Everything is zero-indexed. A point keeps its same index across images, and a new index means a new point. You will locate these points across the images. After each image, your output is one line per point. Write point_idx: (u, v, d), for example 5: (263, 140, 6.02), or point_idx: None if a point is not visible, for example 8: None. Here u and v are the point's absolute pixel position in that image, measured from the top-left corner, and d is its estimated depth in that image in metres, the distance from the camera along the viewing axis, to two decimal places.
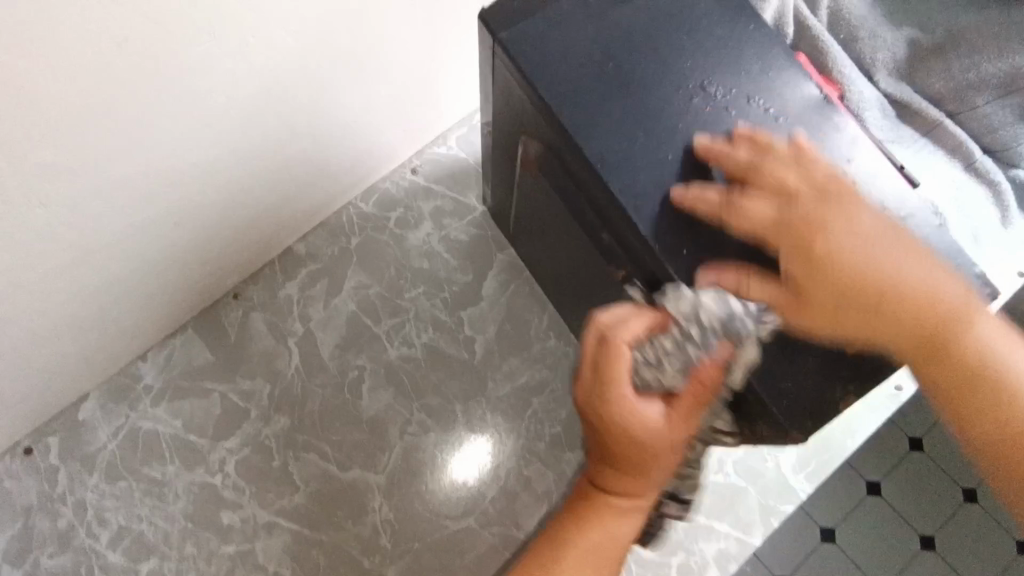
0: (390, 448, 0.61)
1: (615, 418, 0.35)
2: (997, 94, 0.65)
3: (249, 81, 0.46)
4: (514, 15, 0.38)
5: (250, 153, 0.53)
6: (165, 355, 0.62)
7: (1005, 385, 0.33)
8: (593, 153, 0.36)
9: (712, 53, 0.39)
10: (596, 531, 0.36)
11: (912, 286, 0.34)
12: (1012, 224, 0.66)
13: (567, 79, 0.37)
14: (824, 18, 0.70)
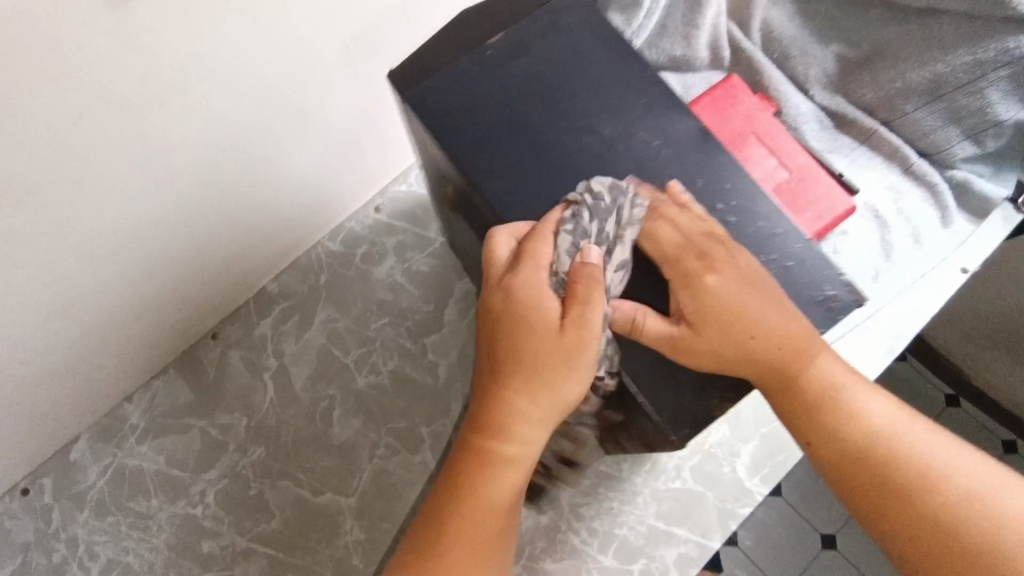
0: (361, 471, 0.64)
1: (513, 319, 0.37)
2: (924, 101, 0.67)
3: (202, 144, 0.51)
4: (420, 77, 0.43)
5: (211, 208, 0.57)
6: (149, 395, 0.67)
7: (854, 423, 0.37)
8: (491, 195, 0.41)
9: (603, 91, 0.42)
10: (476, 478, 0.37)
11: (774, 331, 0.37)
12: (952, 222, 0.69)
13: (467, 130, 0.42)
14: (758, 40, 0.74)
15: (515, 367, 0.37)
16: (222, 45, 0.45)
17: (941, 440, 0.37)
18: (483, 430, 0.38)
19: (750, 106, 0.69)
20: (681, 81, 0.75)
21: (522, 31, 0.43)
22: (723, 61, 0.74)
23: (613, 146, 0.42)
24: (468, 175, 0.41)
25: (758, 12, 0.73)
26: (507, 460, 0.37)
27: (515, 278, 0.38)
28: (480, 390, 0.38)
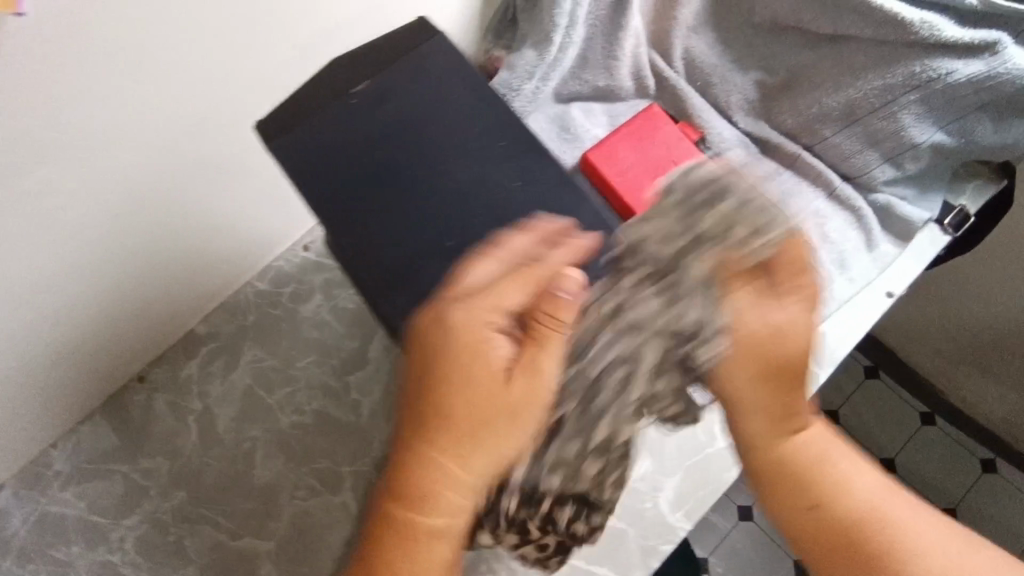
0: (280, 514, 0.64)
1: (461, 377, 0.38)
2: (841, 124, 0.67)
3: (85, 198, 0.51)
4: (284, 126, 0.43)
5: (110, 259, 0.57)
6: (74, 440, 0.67)
7: (832, 478, 0.44)
8: (350, 247, 0.41)
9: (465, 136, 0.42)
10: (409, 544, 0.39)
11: (783, 365, 0.45)
12: (876, 247, 0.69)
13: (329, 178, 0.42)
14: (681, 68, 0.74)
15: (456, 429, 0.39)
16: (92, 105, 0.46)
17: (910, 511, 0.43)
18: (413, 500, 0.39)
19: (669, 134, 0.69)
20: (608, 110, 0.75)
21: (387, 80, 0.43)
22: (649, 89, 0.74)
23: (466, 195, 0.42)
24: (334, 227, 0.42)
25: (679, 41, 0.73)
26: (439, 528, 0.39)
27: (466, 322, 0.38)
28: (410, 450, 0.40)
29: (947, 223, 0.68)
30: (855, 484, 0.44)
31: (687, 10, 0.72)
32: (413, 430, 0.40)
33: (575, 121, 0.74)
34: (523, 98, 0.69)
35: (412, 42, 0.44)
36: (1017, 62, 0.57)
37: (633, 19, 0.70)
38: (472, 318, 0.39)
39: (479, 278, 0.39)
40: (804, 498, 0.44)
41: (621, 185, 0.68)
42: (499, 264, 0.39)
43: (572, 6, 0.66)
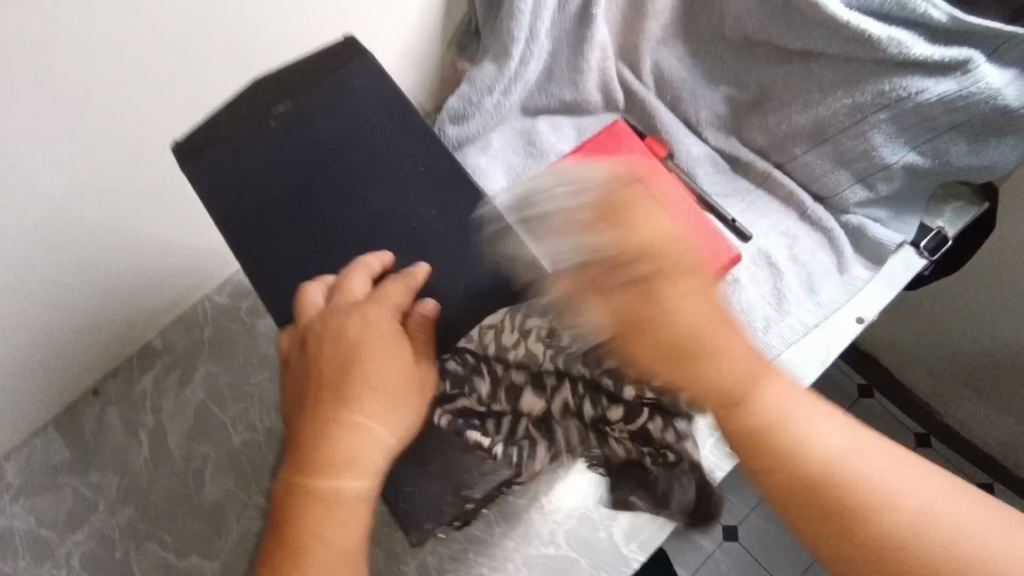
0: (228, 533, 0.64)
1: (363, 351, 0.38)
2: (811, 144, 0.66)
3: (22, 230, 0.50)
4: (202, 147, 0.43)
5: (55, 285, 0.56)
6: (25, 454, 0.66)
7: (811, 453, 0.35)
8: (265, 268, 0.43)
9: (380, 162, 0.45)
10: (330, 515, 0.35)
11: (723, 346, 0.37)
12: (848, 270, 0.66)
13: (247, 201, 0.43)
14: (650, 82, 0.72)
15: (365, 389, 0.37)
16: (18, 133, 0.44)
17: (917, 472, 0.34)
18: (333, 464, 0.36)
19: (634, 151, 0.67)
20: (576, 124, 0.73)
21: (309, 101, 0.45)
22: (617, 104, 0.73)
23: (387, 217, 0.44)
24: (247, 250, 0.43)
25: (647, 55, 0.70)
26: (360, 491, 0.36)
27: (366, 315, 0.40)
28: (313, 419, 0.37)
29: (923, 247, 0.65)
30: (837, 456, 0.34)
31: (654, 24, 0.68)
32: (314, 400, 0.38)
33: (542, 135, 0.72)
34: (483, 112, 0.69)
35: (334, 62, 0.45)
36: (990, 81, 0.54)
37: (598, 31, 0.67)
38: (367, 312, 0.40)
39: (362, 289, 0.41)
40: (793, 484, 0.35)
41: None
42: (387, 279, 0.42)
43: (532, 21, 0.63)
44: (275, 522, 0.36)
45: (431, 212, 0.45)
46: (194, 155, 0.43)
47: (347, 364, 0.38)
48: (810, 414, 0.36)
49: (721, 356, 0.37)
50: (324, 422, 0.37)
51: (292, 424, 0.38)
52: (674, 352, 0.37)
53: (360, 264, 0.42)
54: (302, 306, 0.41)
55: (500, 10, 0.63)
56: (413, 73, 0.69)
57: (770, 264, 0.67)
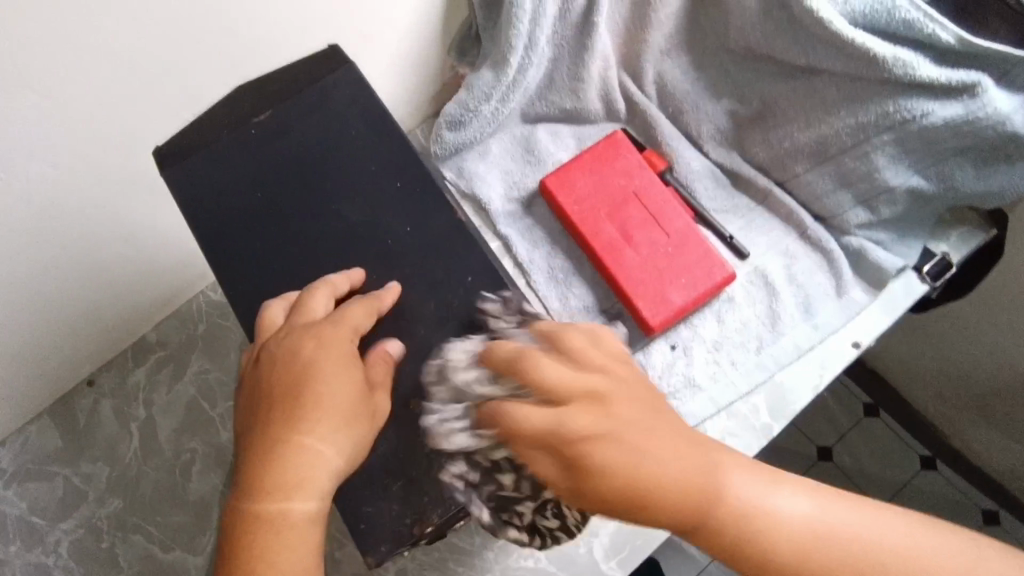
0: (212, 530, 0.64)
1: (316, 373, 0.38)
2: (814, 162, 0.64)
3: (17, 232, 0.51)
4: (182, 154, 0.44)
5: (50, 282, 0.57)
6: (20, 441, 0.68)
7: (777, 534, 0.36)
8: (237, 274, 0.43)
9: (354, 174, 0.45)
10: (278, 537, 0.35)
11: (678, 478, 0.36)
12: (847, 293, 0.65)
13: (222, 209, 0.44)
14: (652, 93, 0.71)
15: (316, 411, 0.37)
16: (8, 138, 0.45)
17: (872, 514, 0.37)
18: (281, 484, 0.36)
19: (630, 163, 0.66)
20: (576, 133, 0.73)
21: (289, 111, 0.45)
22: (619, 114, 0.72)
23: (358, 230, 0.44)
24: (219, 256, 0.43)
25: (650, 65, 0.69)
26: (310, 510, 0.36)
27: (323, 337, 0.39)
28: (266, 440, 0.37)
29: (925, 272, 0.64)
30: (800, 539, 0.36)
31: (658, 34, 0.66)
32: (267, 419, 0.38)
33: (540, 143, 0.71)
34: (481, 119, 0.68)
35: (321, 70, 0.46)
36: (998, 105, 0.52)
37: (600, 39, 0.65)
38: (323, 334, 0.40)
39: (322, 306, 0.41)
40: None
41: (576, 216, 0.65)
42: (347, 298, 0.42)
43: (531, 28, 0.62)
44: (223, 541, 0.36)
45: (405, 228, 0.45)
46: (178, 160, 0.44)
47: (296, 385, 0.38)
48: (775, 505, 0.37)
49: (676, 491, 0.36)
50: (270, 446, 0.37)
51: (247, 441, 0.38)
52: (627, 508, 0.36)
53: (325, 283, 0.42)
54: (265, 323, 0.41)
55: (500, 17, 0.62)
56: (413, 77, 0.69)
57: (766, 283, 0.66)
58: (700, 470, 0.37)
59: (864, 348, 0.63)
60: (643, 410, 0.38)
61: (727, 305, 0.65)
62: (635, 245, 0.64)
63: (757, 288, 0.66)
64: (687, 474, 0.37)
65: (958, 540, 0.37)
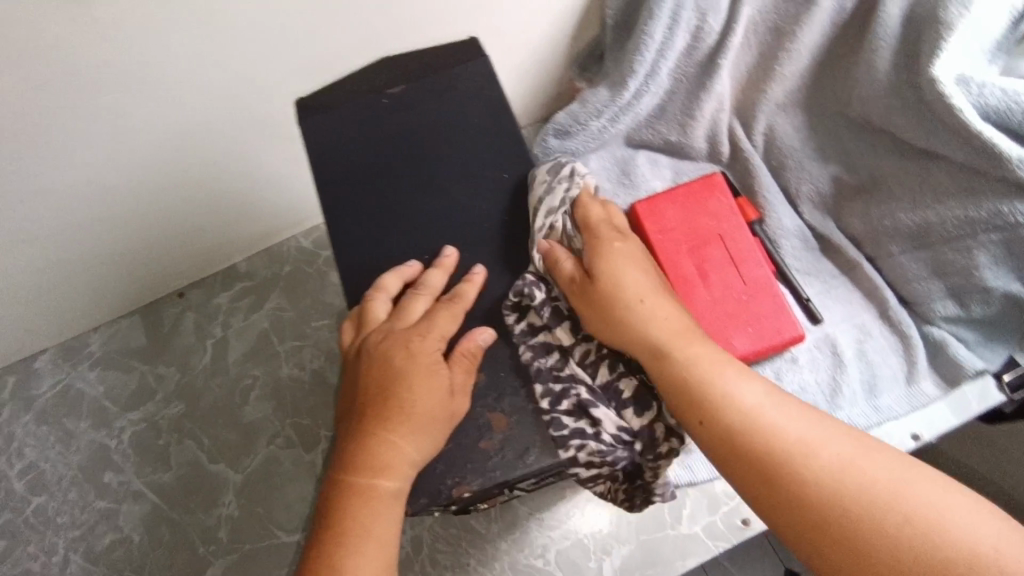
0: (255, 453, 0.69)
1: (404, 375, 0.39)
2: (911, 246, 0.63)
3: (160, 147, 0.57)
4: (318, 106, 0.48)
5: (173, 196, 0.63)
6: (112, 331, 0.75)
7: (722, 394, 0.38)
8: (337, 223, 0.46)
9: (467, 156, 0.46)
10: (357, 518, 0.36)
11: (653, 310, 0.41)
12: (916, 383, 0.63)
13: (338, 163, 0.46)
14: (759, 143, 0.71)
15: (401, 413, 0.38)
16: (178, 66, 0.51)
17: (834, 429, 0.37)
18: (362, 470, 0.37)
19: (723, 206, 0.67)
20: (674, 166, 0.74)
21: (419, 88, 0.47)
22: (721, 156, 0.73)
23: (460, 210, 0.46)
24: (326, 206, 0.46)
25: (763, 115, 0.70)
26: (388, 497, 0.37)
27: (411, 341, 0.40)
28: (355, 429, 0.39)
29: (1005, 381, 0.61)
30: (751, 410, 0.38)
31: (779, 88, 0.67)
32: (357, 411, 0.40)
33: (638, 169, 0.73)
34: (588, 133, 0.70)
35: (458, 58, 0.48)
36: None
37: (720, 82, 0.67)
38: (413, 341, 0.40)
39: (417, 308, 0.42)
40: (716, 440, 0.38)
41: (658, 244, 0.65)
42: (440, 301, 0.43)
43: (656, 58, 0.63)
44: (313, 525, 0.38)
45: (504, 220, 0.46)
46: (310, 112, 0.47)
47: (384, 382, 0.39)
48: (732, 371, 0.39)
49: (645, 313, 0.41)
50: (357, 437, 0.38)
51: (341, 430, 0.40)
52: (617, 318, 0.41)
53: (424, 285, 0.43)
54: (366, 316, 0.43)
55: (629, 41, 0.63)
56: (533, 78, 0.72)
57: (833, 353, 0.65)
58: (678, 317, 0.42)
59: (924, 442, 0.62)
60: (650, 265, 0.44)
61: (789, 365, 0.65)
62: (710, 286, 0.64)
63: (826, 359, 0.65)
64: (661, 314, 0.41)
65: (922, 480, 0.35)
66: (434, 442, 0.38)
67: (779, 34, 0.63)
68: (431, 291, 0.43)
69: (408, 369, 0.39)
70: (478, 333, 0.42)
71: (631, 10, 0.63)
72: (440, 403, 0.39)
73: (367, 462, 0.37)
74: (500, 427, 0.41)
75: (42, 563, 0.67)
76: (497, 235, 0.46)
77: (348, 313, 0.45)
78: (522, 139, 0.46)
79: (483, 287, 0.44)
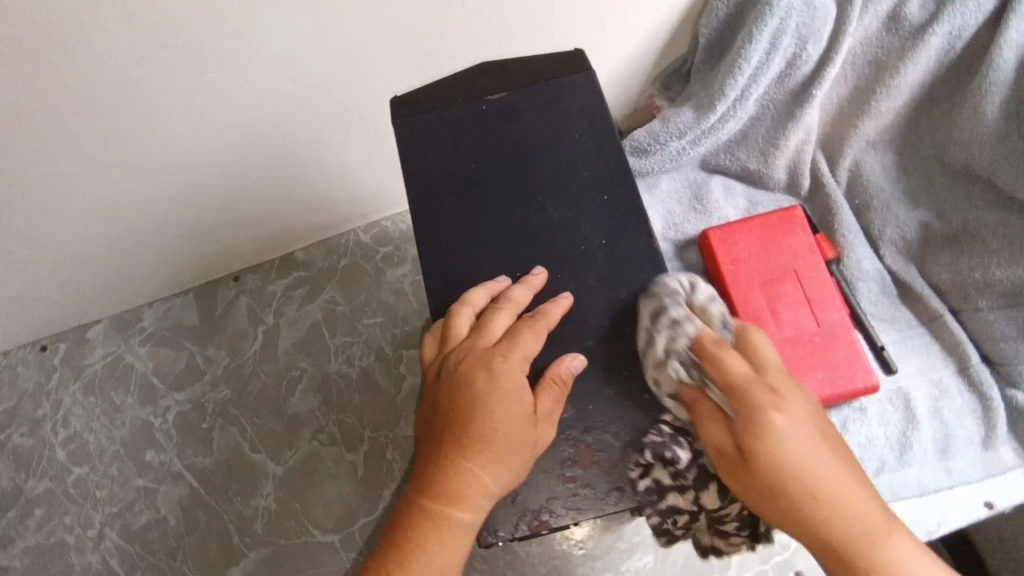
0: (297, 447, 0.68)
1: (484, 399, 0.37)
2: (1002, 302, 0.60)
3: (240, 133, 0.56)
4: (415, 108, 0.47)
5: (245, 181, 0.62)
6: (165, 308, 0.75)
7: None
8: (424, 230, 0.45)
9: (563, 173, 0.45)
10: (425, 543, 0.36)
11: (838, 494, 0.34)
12: (994, 449, 0.59)
13: (431, 172, 0.45)
14: (843, 178, 0.68)
15: (480, 443, 0.37)
16: (273, 57, 0.50)
17: None
18: (436, 495, 0.36)
19: (802, 243, 0.64)
20: (750, 194, 0.72)
21: (521, 99, 0.46)
22: (800, 189, 0.70)
23: (551, 228, 0.44)
24: (414, 212, 0.45)
25: (851, 151, 0.67)
26: (459, 527, 0.36)
27: (494, 362, 0.39)
28: (434, 449, 0.38)
29: None
30: None
31: (872, 124, 0.64)
32: (436, 430, 0.38)
33: (711, 195, 0.71)
34: (665, 154, 0.68)
35: (561, 71, 0.47)
36: None
37: (809, 114, 0.64)
38: (494, 361, 0.39)
39: (502, 324, 0.41)
40: None
41: (730, 277, 0.63)
42: (525, 319, 0.41)
43: (748, 82, 0.61)
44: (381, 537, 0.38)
45: (600, 242, 0.43)
46: (407, 113, 0.47)
47: (463, 405, 0.38)
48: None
49: (829, 501, 0.34)
50: (435, 460, 0.38)
51: (419, 445, 0.40)
52: (787, 507, 0.35)
53: (508, 300, 0.41)
54: (448, 328, 0.41)
55: (721, 64, 0.61)
56: (614, 92, 0.71)
57: (906, 406, 0.61)
58: (870, 505, 0.34)
59: (997, 510, 0.59)
60: (833, 437, 0.36)
61: (858, 416, 0.61)
62: (782, 325, 0.62)
63: (897, 412, 0.61)
64: (847, 502, 0.34)
65: None
66: (513, 477, 0.37)
67: (880, 69, 0.60)
68: (515, 307, 0.41)
69: (490, 395, 0.37)
70: (568, 358, 0.40)
71: (727, 33, 0.61)
72: (521, 436, 0.37)
73: (442, 490, 0.36)
74: (586, 463, 0.40)
75: (77, 535, 0.67)
76: (590, 256, 0.44)
77: (431, 322, 0.43)
78: (623, 159, 0.44)
79: (570, 307, 0.42)
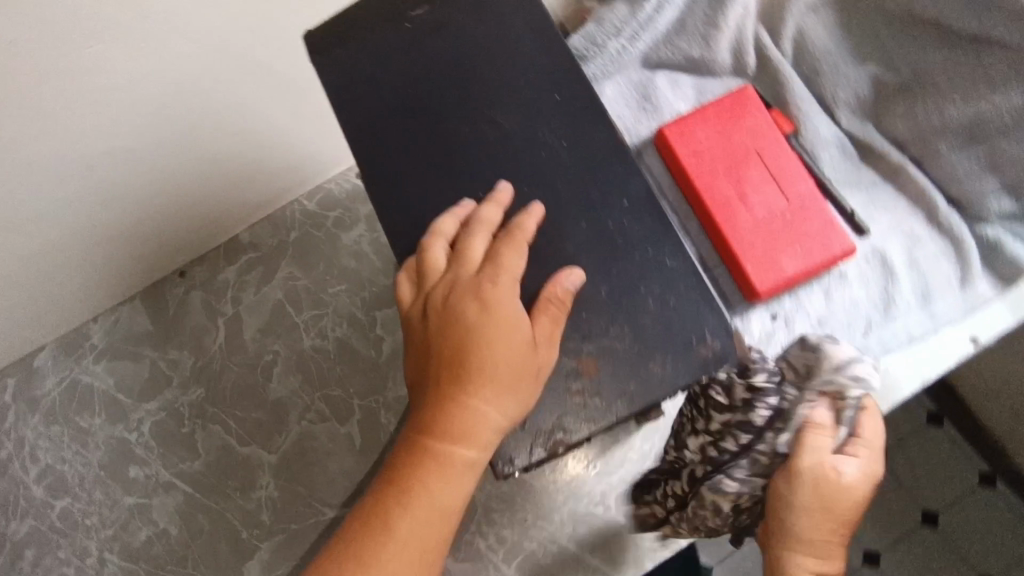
0: (287, 431, 0.66)
1: (481, 331, 0.35)
2: (962, 142, 0.59)
3: (144, 110, 0.50)
4: (333, 40, 0.43)
5: (165, 164, 0.57)
6: (113, 319, 0.70)
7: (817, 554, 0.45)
8: (372, 169, 0.41)
9: (508, 81, 0.42)
10: (431, 486, 0.34)
11: None
12: (971, 287, 0.60)
13: (367, 106, 0.42)
14: (788, 50, 0.66)
15: (483, 376, 0.35)
16: (162, 12, 0.44)
17: None
18: (441, 435, 0.35)
19: (760, 120, 0.61)
20: (697, 84, 0.68)
21: (447, 8, 0.42)
22: (747, 69, 0.67)
23: (506, 141, 0.41)
24: (358, 153, 0.42)
25: (791, 18, 0.65)
26: (468, 464, 0.35)
27: (483, 290, 0.36)
28: (431, 389, 0.36)
29: None
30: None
31: None
32: (431, 371, 0.36)
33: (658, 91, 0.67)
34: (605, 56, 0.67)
35: None
36: None
37: None
38: (484, 289, 0.36)
39: (481, 248, 0.38)
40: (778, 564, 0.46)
41: (693, 169, 0.61)
42: (506, 240, 0.38)
43: None
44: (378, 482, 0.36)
45: (561, 145, 0.41)
46: (327, 47, 0.42)
47: (459, 341, 0.36)
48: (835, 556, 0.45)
49: None
50: (434, 400, 0.35)
51: (413, 388, 0.37)
52: None
53: (482, 222, 0.39)
54: (423, 262, 0.38)
55: None
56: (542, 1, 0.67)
57: (883, 263, 0.61)
58: None
59: (982, 345, 0.59)
60: None
61: (839, 282, 0.61)
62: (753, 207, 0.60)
63: (874, 270, 0.61)
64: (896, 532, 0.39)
65: None
66: (521, 407, 0.35)
67: None
68: (492, 228, 0.39)
69: (489, 327, 0.35)
70: (566, 275, 0.38)
71: None
72: (527, 366, 0.35)
73: (445, 430, 0.35)
74: (591, 373, 0.39)
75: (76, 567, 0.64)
76: (553, 163, 0.41)
77: (401, 263, 0.40)
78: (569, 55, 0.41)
79: (544, 219, 0.40)
